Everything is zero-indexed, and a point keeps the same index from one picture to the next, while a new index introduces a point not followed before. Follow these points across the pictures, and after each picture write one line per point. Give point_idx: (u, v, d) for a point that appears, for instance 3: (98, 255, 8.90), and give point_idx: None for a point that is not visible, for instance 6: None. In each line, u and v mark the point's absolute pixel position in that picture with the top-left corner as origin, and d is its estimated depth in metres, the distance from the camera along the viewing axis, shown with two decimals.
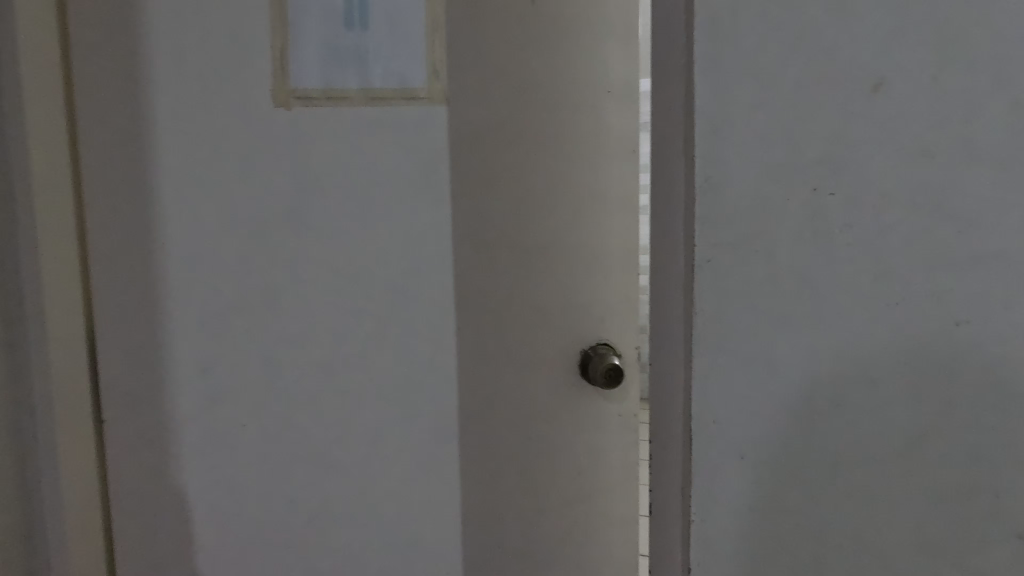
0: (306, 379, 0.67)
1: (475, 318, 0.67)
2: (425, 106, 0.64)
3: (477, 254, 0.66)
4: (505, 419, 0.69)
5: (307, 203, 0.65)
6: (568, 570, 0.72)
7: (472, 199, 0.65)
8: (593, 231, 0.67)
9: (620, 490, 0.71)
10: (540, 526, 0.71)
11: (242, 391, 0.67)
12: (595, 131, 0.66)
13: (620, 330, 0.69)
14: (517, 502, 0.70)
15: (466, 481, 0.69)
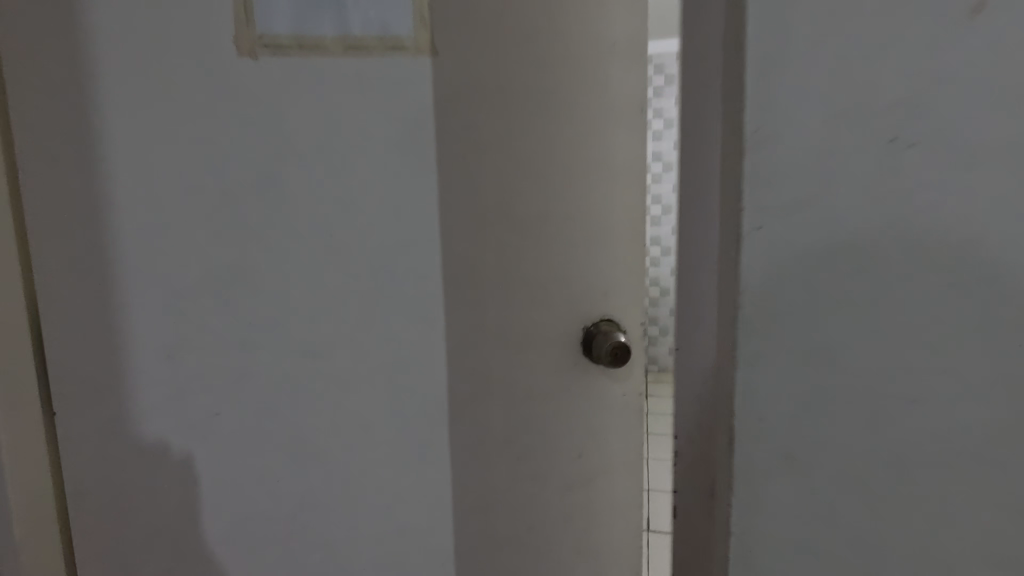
0: (282, 363, 0.62)
1: (467, 294, 0.62)
2: (412, 57, 0.57)
3: (470, 225, 0.61)
4: (500, 401, 0.64)
5: (279, 167, 0.58)
6: (566, 556, 0.69)
7: (463, 163, 0.59)
8: (595, 200, 0.62)
9: (623, 474, 0.67)
10: (537, 511, 0.67)
11: (210, 376, 0.61)
12: (598, 89, 0.60)
13: (624, 307, 0.64)
14: (513, 487, 0.66)
15: (458, 468, 0.65)
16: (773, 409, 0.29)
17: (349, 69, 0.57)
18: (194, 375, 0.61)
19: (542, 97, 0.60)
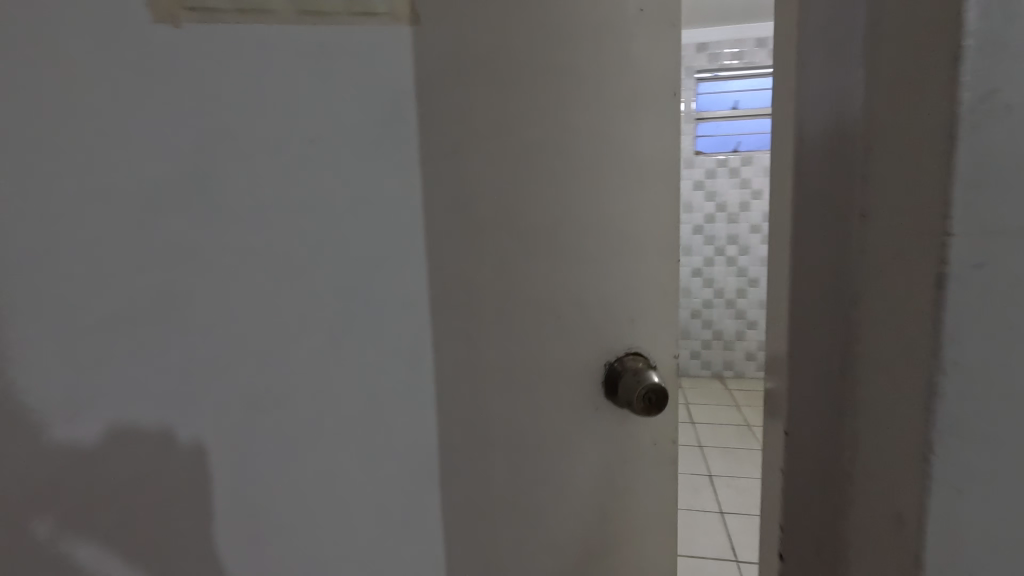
0: (234, 404, 0.50)
1: (461, 318, 0.51)
2: (385, 24, 0.47)
3: (464, 233, 0.50)
4: (504, 446, 0.53)
5: (217, 162, 0.47)
6: None
7: (456, 159, 0.49)
8: (619, 201, 0.52)
9: (652, 529, 0.57)
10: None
11: (137, 425, 0.50)
12: (622, 65, 0.50)
13: (654, 329, 0.54)
14: (519, 549, 0.55)
15: (452, 525, 0.54)
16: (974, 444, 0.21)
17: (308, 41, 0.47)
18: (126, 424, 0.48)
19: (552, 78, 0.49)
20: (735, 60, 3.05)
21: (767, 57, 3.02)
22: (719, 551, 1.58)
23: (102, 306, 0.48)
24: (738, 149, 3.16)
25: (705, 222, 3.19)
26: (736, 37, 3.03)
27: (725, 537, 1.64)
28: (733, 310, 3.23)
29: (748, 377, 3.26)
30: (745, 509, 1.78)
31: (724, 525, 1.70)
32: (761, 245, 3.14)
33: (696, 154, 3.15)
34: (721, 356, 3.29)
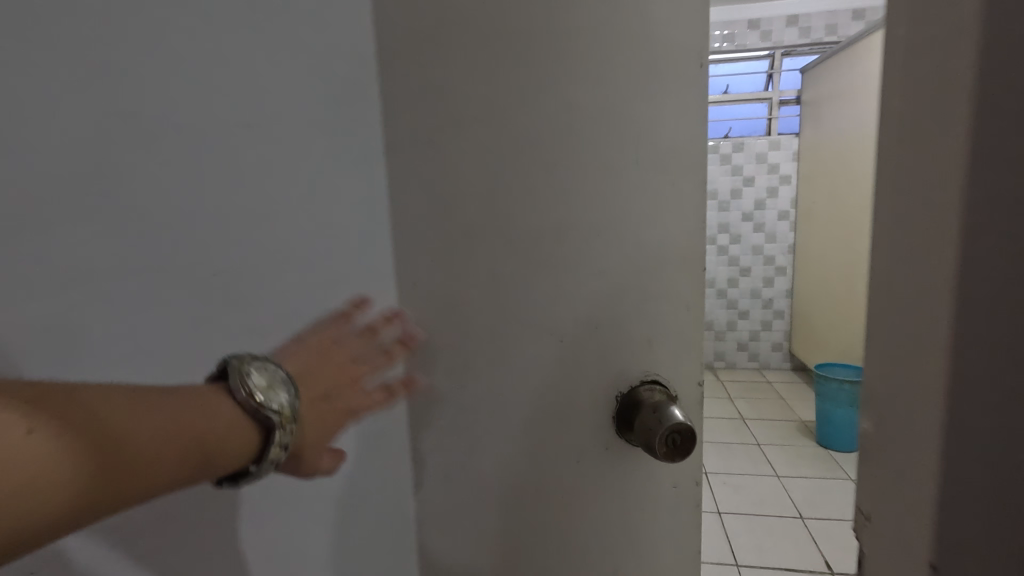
0: None
1: (462, 262, 0.63)
2: None
3: (478, 193, 0.61)
4: (502, 377, 0.64)
5: None
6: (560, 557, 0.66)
7: (471, 129, 0.60)
8: (637, 169, 0.57)
9: (640, 488, 0.63)
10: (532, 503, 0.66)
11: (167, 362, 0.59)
12: (645, 41, 0.55)
13: (669, 289, 0.59)
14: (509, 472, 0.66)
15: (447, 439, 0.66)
16: None
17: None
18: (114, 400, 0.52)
19: (548, 97, 0.58)
20: (725, 43, 2.96)
21: (759, 40, 2.94)
22: (718, 552, 1.53)
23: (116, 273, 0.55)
24: (729, 135, 3.09)
25: None
26: (726, 20, 2.94)
27: (723, 537, 1.60)
28: (724, 300, 3.19)
29: (739, 369, 3.22)
30: (743, 507, 1.73)
31: (723, 526, 1.65)
32: (753, 233, 3.08)
33: None
34: (714, 347, 3.25)
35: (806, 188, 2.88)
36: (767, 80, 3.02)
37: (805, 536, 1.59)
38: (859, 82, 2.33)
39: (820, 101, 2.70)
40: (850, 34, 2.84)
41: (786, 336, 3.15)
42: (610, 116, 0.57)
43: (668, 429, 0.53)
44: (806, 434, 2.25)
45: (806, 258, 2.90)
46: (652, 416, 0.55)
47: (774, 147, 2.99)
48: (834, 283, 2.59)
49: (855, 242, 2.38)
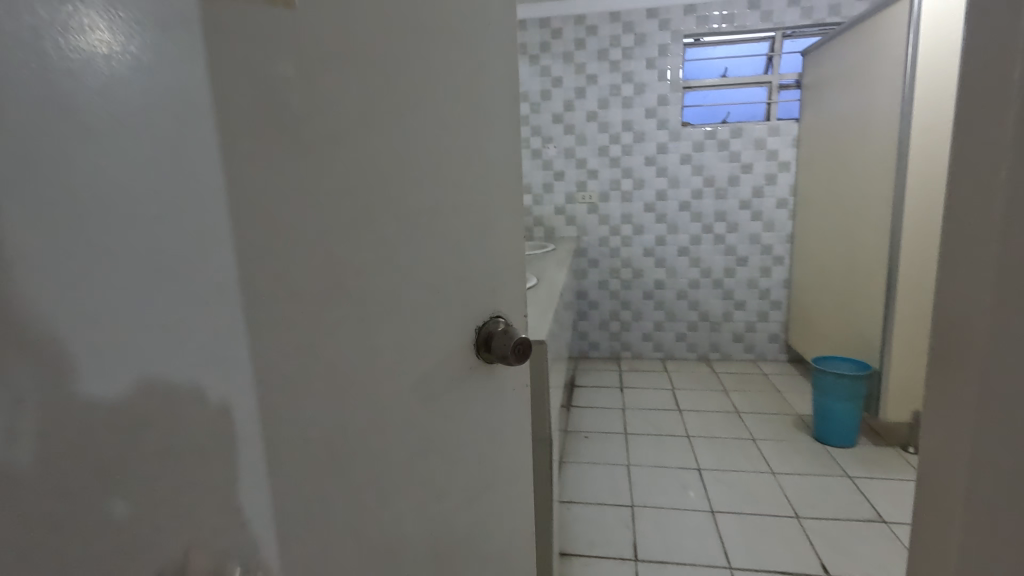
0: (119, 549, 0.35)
1: (386, 275, 0.54)
2: (265, 14, 0.42)
3: (398, 187, 0.54)
4: (421, 378, 0.60)
5: (65, 161, 0.32)
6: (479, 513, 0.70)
7: (390, 116, 0.53)
8: (484, 138, 0.66)
9: (503, 411, 0.76)
10: (448, 492, 0.66)
11: None
12: (477, 20, 0.64)
13: (506, 239, 0.71)
14: (432, 469, 0.63)
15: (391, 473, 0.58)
16: None
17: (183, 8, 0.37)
18: None
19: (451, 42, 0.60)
20: (725, 23, 2.86)
21: (759, 21, 2.84)
22: (712, 555, 1.48)
23: None
24: (727, 120, 3.00)
25: (693, 198, 3.04)
26: None
27: (717, 539, 1.54)
28: (720, 290, 3.12)
29: (735, 360, 3.18)
30: (737, 506, 1.68)
31: (716, 525, 1.60)
32: (749, 222, 3.02)
33: (682, 126, 2.98)
34: (708, 337, 3.19)
35: (805, 175, 2.80)
36: (767, 63, 2.94)
37: (800, 536, 1.54)
38: (863, 64, 2.24)
39: (821, 85, 2.61)
40: (853, 15, 2.74)
41: (782, 326, 3.10)
42: (483, 51, 0.65)
43: (514, 340, 0.68)
44: (802, 428, 2.20)
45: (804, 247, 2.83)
46: (497, 333, 0.68)
47: (773, 132, 2.91)
48: (832, 273, 2.53)
49: (855, 231, 2.32)
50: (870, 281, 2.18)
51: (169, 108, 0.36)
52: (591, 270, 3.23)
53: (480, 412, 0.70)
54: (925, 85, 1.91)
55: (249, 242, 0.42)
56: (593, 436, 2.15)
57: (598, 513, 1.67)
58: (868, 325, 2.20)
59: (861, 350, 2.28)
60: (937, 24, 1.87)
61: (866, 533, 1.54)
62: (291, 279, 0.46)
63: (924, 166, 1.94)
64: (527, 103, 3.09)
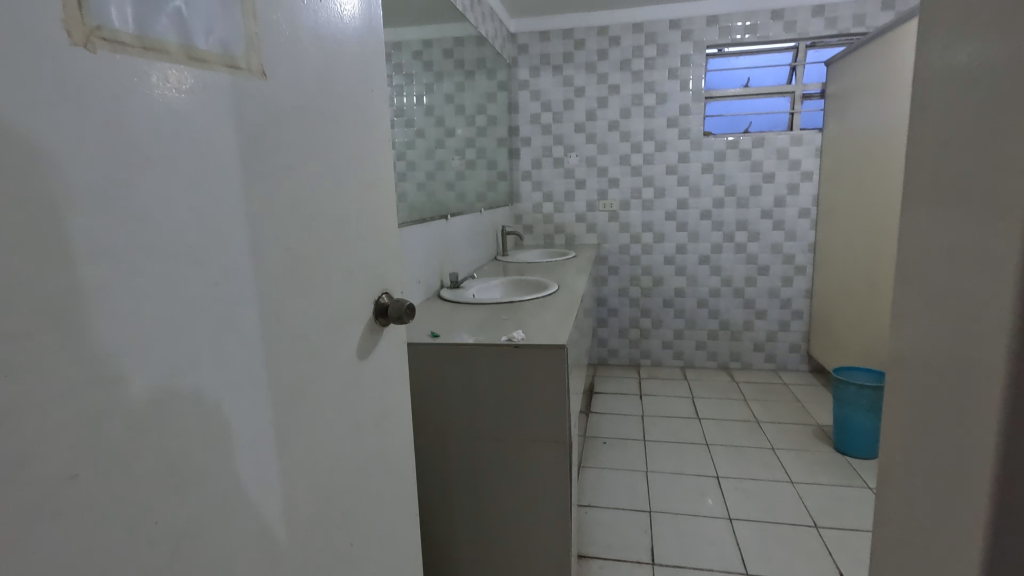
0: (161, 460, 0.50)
1: (321, 264, 0.73)
2: (247, 76, 0.59)
3: (332, 197, 0.74)
4: (342, 341, 0.78)
5: (133, 181, 0.47)
6: (385, 447, 0.91)
7: (324, 145, 0.73)
8: (382, 160, 0.88)
9: (397, 370, 0.95)
10: (367, 432, 0.85)
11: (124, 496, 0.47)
12: (377, 74, 0.86)
13: (393, 232, 0.93)
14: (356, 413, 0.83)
15: (330, 416, 0.76)
16: None
17: (196, 75, 0.53)
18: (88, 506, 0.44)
19: (364, 91, 0.82)
20: (748, 34, 2.87)
21: (783, 31, 2.85)
22: (727, 561, 1.49)
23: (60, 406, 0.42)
24: (750, 129, 2.99)
25: (714, 207, 3.05)
26: (748, 9, 2.85)
27: (733, 546, 1.55)
28: (741, 299, 3.12)
29: (755, 369, 3.16)
30: (755, 514, 1.69)
31: (733, 532, 1.61)
32: (772, 231, 3.01)
33: (704, 135, 2.99)
34: (729, 346, 3.18)
35: (828, 186, 2.79)
36: (790, 73, 2.93)
37: (817, 546, 1.54)
38: (887, 75, 2.24)
39: (845, 95, 2.60)
40: (879, 25, 2.73)
41: (803, 337, 3.08)
42: (381, 97, 0.87)
43: (404, 305, 0.89)
44: (821, 439, 2.19)
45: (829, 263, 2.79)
46: (390, 303, 0.88)
47: (796, 142, 2.90)
48: (854, 284, 2.52)
49: (877, 243, 2.32)
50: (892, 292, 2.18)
51: (189, 142, 0.52)
52: (611, 278, 3.25)
53: (386, 368, 0.91)
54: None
55: (233, 235, 0.57)
56: (612, 442, 2.18)
57: (616, 518, 1.69)
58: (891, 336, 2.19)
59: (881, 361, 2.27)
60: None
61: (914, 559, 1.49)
62: (265, 266, 0.62)
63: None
64: (550, 112, 3.14)
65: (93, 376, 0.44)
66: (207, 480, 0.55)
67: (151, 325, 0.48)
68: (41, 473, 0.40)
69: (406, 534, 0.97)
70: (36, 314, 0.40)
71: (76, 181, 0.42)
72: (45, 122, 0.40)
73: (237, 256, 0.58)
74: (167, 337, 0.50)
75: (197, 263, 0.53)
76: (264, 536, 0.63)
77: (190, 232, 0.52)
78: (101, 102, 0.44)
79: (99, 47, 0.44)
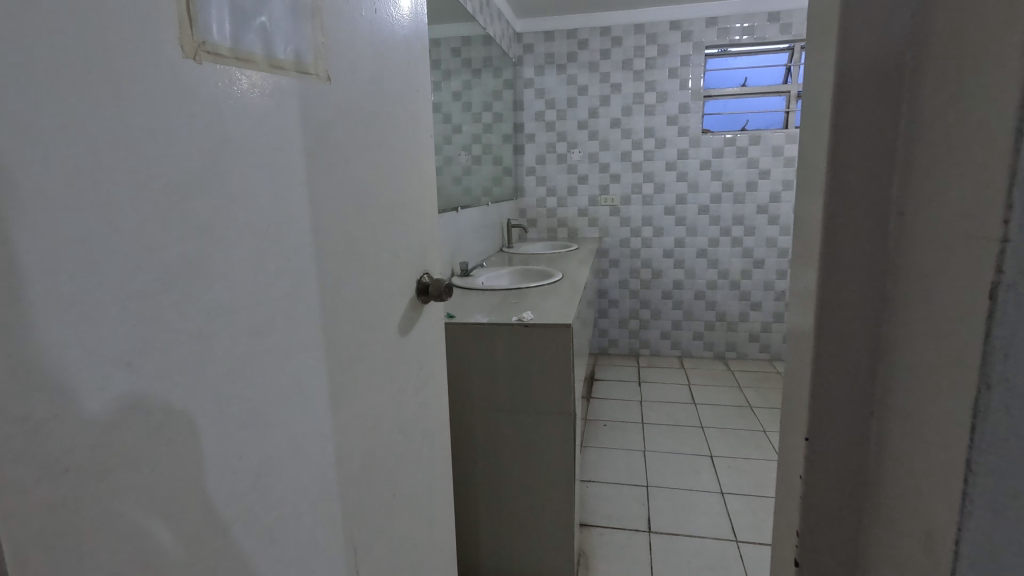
0: (238, 395, 0.62)
1: (369, 243, 0.84)
2: (314, 80, 0.71)
3: (379, 183, 0.86)
4: (386, 312, 0.89)
5: (224, 170, 0.59)
6: (423, 413, 1.01)
7: (374, 138, 0.84)
8: (422, 152, 0.99)
9: (434, 343, 1.06)
10: (407, 398, 0.96)
11: (211, 426, 0.59)
12: (418, 76, 0.97)
13: (431, 218, 1.04)
14: (399, 378, 0.93)
15: (377, 381, 0.87)
16: (1002, 414, 0.28)
17: (272, 81, 0.65)
18: (189, 426, 0.56)
19: (407, 91, 0.93)
20: (745, 35, 2.97)
21: (778, 32, 2.95)
22: (718, 530, 1.60)
23: (172, 348, 0.55)
24: (747, 128, 3.10)
25: (711, 203, 3.16)
26: (746, 12, 2.95)
27: (725, 517, 1.66)
28: (737, 292, 3.23)
29: (750, 359, 3.28)
30: (745, 489, 1.80)
31: (724, 504, 1.72)
32: (767, 226, 3.12)
33: (702, 133, 3.09)
34: (725, 337, 3.29)
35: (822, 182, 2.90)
36: (785, 73, 3.03)
37: None
38: None
39: None
40: None
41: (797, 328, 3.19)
42: (420, 96, 0.98)
43: (444, 285, 0.99)
44: None
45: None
46: (431, 282, 0.98)
47: (791, 140, 3.01)
48: None
49: None
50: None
51: (270, 139, 0.65)
52: (611, 270, 3.36)
53: (426, 341, 1.02)
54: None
55: (295, 216, 0.69)
56: (611, 424, 2.29)
57: (615, 491, 1.80)
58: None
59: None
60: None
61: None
62: (321, 242, 0.74)
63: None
64: (554, 110, 3.24)
65: (197, 330, 0.57)
66: (275, 420, 0.67)
67: (237, 291, 0.62)
68: (153, 397, 0.52)
69: (442, 493, 1.08)
70: (162, 277, 0.53)
71: (190, 173, 0.55)
72: (173, 125, 0.53)
73: (302, 236, 0.71)
74: (249, 301, 0.63)
75: (274, 241, 0.66)
76: (321, 472, 0.75)
77: (269, 216, 0.65)
78: (208, 111, 0.57)
79: (205, 59, 0.56)
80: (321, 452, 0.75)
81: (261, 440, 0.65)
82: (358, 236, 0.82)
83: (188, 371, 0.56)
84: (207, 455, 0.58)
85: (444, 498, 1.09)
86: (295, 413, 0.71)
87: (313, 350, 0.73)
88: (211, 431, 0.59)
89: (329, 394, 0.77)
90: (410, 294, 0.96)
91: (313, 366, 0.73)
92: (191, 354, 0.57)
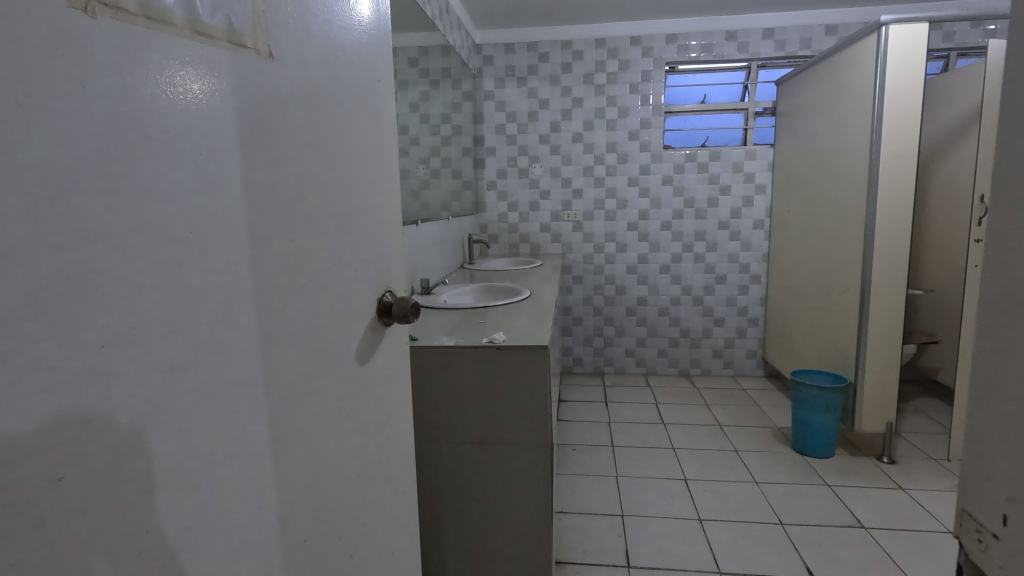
0: (146, 456, 0.47)
1: (318, 255, 0.71)
2: (254, 56, 0.59)
3: (332, 182, 0.73)
4: (339, 338, 0.75)
5: (133, 157, 0.46)
6: (384, 454, 0.87)
7: (326, 129, 0.72)
8: (384, 153, 0.87)
9: (398, 372, 0.93)
10: (365, 438, 0.82)
11: (106, 498, 0.44)
12: (378, 67, 0.85)
13: (393, 229, 0.91)
14: (356, 416, 0.80)
15: (327, 422, 0.73)
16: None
17: (198, 50, 0.52)
18: (65, 504, 0.41)
19: (366, 81, 0.81)
20: (703, 52, 3.00)
21: (736, 51, 2.99)
22: (701, 561, 1.52)
23: (47, 397, 0.40)
24: (707, 143, 3.11)
25: (674, 217, 3.15)
26: (704, 30, 2.98)
27: (706, 546, 1.58)
28: (700, 307, 3.22)
29: (715, 375, 3.27)
30: (723, 514, 1.74)
31: (704, 532, 1.65)
32: (728, 241, 3.13)
33: (664, 148, 3.09)
34: (689, 353, 3.27)
35: (780, 198, 2.93)
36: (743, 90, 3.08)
37: (785, 542, 1.60)
38: (833, 93, 2.33)
39: (794, 113, 2.73)
40: (823, 49, 2.92)
41: (759, 343, 3.21)
42: (380, 89, 0.86)
43: (410, 305, 0.86)
44: (782, 441, 2.31)
45: (925, 246, 2.90)
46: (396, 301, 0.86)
47: (750, 156, 3.04)
48: (804, 289, 2.63)
49: (830, 243, 2.35)
50: (974, 273, 1.95)
51: (195, 122, 0.52)
52: (575, 287, 3.30)
53: (385, 371, 0.88)
54: (892, 95, 1.94)
55: (227, 223, 0.56)
56: (581, 448, 2.20)
57: (590, 522, 1.70)
58: (966, 328, 1.99)
59: (883, 406, 2.09)
60: (903, 45, 1.91)
61: (939, 546, 1.59)
62: (258, 256, 0.60)
63: (897, 169, 1.97)
64: (515, 123, 3.18)
65: (88, 367, 0.43)
66: (199, 480, 0.53)
67: (151, 313, 0.48)
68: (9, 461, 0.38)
69: (405, 545, 0.94)
70: (32, 299, 0.39)
71: (81, 158, 0.42)
72: (52, 92, 0.40)
73: (237, 244, 0.57)
74: (164, 326, 0.49)
75: (199, 250, 0.52)
76: (258, 543, 0.60)
77: (194, 220, 0.52)
78: (108, 80, 0.44)
79: (102, 14, 0.43)
80: (260, 515, 0.60)
81: (179, 512, 0.50)
82: (307, 245, 0.68)
83: (77, 421, 0.42)
84: (100, 537, 0.43)
85: (409, 548, 0.96)
86: (228, 467, 0.56)
87: (250, 389, 0.59)
88: (112, 501, 0.44)
89: (271, 440, 0.62)
90: (371, 314, 0.83)
91: (250, 404, 0.59)
92: (80, 400, 0.42)
